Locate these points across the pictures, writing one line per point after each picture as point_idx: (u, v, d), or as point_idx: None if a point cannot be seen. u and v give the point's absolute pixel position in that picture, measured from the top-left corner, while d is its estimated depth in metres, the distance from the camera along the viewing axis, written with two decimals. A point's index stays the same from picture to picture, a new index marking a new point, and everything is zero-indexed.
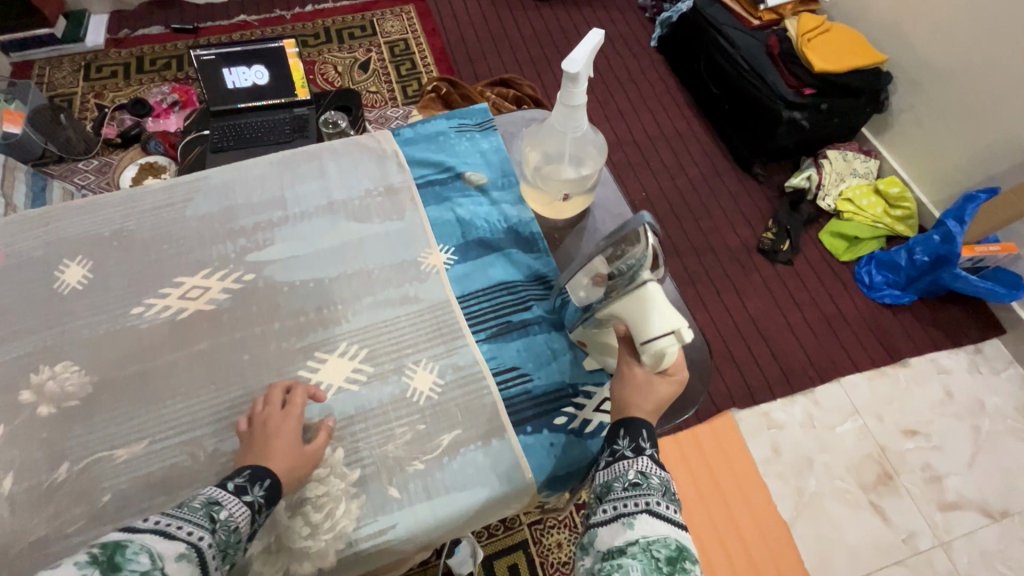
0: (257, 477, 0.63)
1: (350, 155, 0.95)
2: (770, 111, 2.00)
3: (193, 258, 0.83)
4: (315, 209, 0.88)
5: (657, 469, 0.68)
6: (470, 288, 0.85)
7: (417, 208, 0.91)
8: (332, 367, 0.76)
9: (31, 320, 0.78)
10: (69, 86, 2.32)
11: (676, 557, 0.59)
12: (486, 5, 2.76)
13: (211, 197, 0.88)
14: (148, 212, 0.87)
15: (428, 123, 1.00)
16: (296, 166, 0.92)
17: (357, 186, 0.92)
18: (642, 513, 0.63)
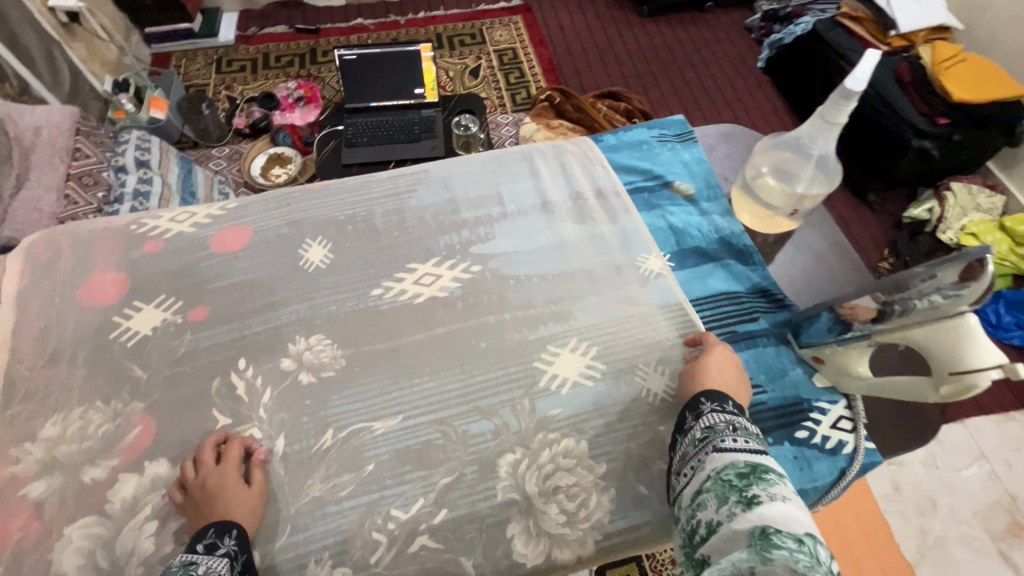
0: (224, 530, 0.70)
1: (557, 159, 1.13)
2: (897, 138, 1.94)
3: (425, 248, 1.00)
4: (526, 208, 1.05)
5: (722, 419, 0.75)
6: (693, 294, 1.00)
7: (629, 214, 1.06)
8: (565, 362, 0.88)
9: (289, 292, 0.96)
10: (202, 77, 2.46)
11: (751, 472, 0.64)
12: (592, 18, 2.80)
13: (431, 190, 1.08)
14: (376, 201, 1.07)
15: (631, 132, 1.21)
16: (509, 166, 1.11)
17: (569, 190, 1.08)
18: (711, 454, 0.70)
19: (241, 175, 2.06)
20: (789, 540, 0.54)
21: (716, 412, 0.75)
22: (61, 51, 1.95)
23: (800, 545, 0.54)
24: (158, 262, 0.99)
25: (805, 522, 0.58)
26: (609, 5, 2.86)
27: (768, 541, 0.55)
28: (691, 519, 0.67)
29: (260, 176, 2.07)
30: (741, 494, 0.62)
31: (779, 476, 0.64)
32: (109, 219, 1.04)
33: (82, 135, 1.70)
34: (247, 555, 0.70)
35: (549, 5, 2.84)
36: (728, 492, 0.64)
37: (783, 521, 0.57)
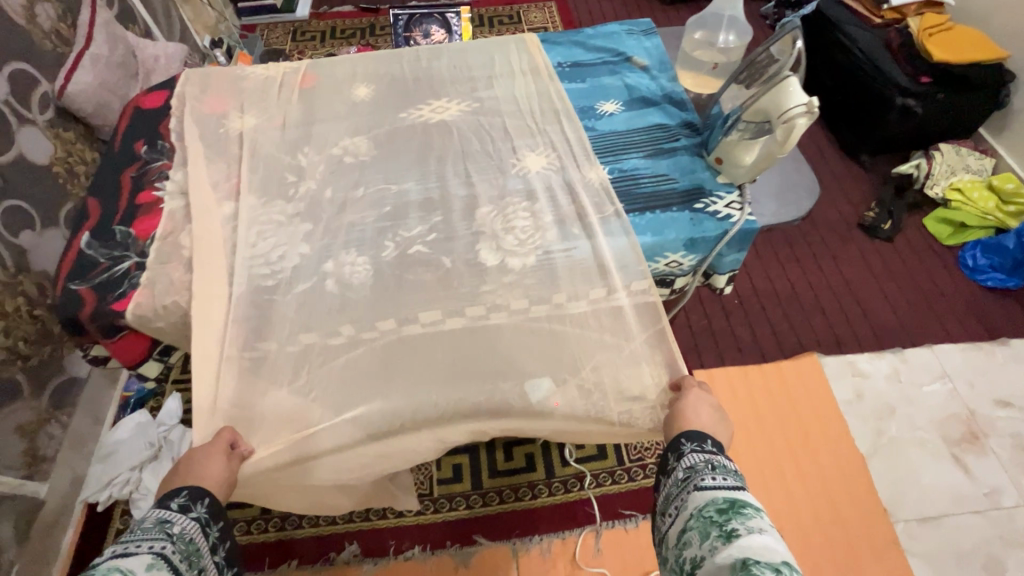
0: (196, 496, 0.69)
1: (488, 44, 1.24)
2: (883, 97, 2.13)
3: (438, 89, 1.15)
4: (513, 69, 1.18)
5: (703, 458, 0.73)
6: (635, 125, 1.07)
7: (555, 81, 1.15)
8: (531, 162, 1.03)
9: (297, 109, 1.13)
10: (280, 43, 2.92)
11: (730, 507, 0.64)
12: (619, 6, 3.11)
13: (437, 54, 1.23)
14: (365, 57, 1.22)
15: (605, 27, 1.27)
16: (457, 44, 1.25)
17: (514, 61, 1.20)
18: (691, 491, 0.68)
19: None
20: (768, 571, 0.55)
21: (696, 451, 0.73)
22: (176, 11, 2.43)
23: (780, 574, 0.55)
24: None
25: (782, 554, 0.59)
26: None
27: (749, 572, 0.56)
28: (676, 560, 0.66)
29: None
30: (722, 528, 0.62)
31: (757, 511, 0.64)
32: None
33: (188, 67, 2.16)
34: (219, 520, 0.70)
35: None
36: (710, 527, 0.64)
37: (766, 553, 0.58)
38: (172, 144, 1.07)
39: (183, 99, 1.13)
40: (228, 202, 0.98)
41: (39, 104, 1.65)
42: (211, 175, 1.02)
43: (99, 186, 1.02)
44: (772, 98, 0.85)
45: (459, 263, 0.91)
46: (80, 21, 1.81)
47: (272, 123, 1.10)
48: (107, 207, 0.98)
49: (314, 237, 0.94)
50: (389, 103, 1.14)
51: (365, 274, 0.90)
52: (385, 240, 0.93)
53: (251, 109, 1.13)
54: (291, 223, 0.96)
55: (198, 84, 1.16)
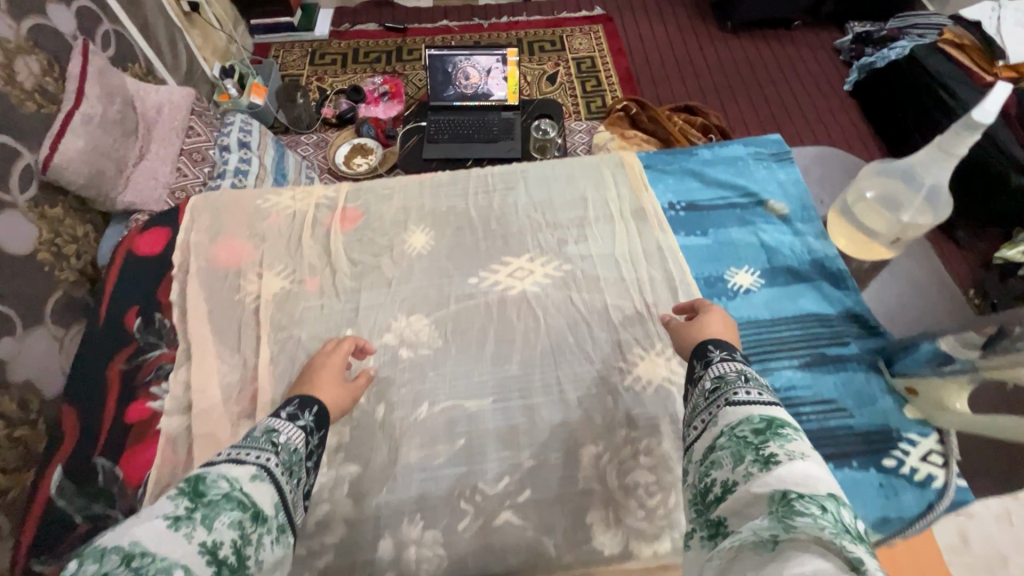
0: (305, 404, 0.78)
1: (575, 169, 1.13)
2: (995, 174, 1.87)
3: (520, 244, 1.02)
4: (608, 212, 1.05)
5: (730, 369, 0.73)
6: (780, 313, 0.95)
7: (667, 233, 1.03)
8: (649, 365, 0.89)
9: None
10: (297, 68, 2.63)
11: (766, 428, 0.62)
12: (673, 31, 2.79)
13: (515, 186, 1.11)
14: (419, 187, 1.11)
15: (725, 148, 1.16)
16: (530, 169, 1.13)
17: (608, 193, 1.08)
18: (726, 407, 0.66)
19: (330, 163, 2.25)
20: (811, 506, 0.51)
21: (725, 362, 0.73)
22: (182, 39, 2.14)
23: (824, 510, 0.51)
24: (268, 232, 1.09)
25: (823, 479, 0.54)
26: (692, 19, 2.85)
27: (790, 506, 0.51)
28: (701, 480, 0.64)
29: (343, 163, 2.25)
30: (760, 453, 0.59)
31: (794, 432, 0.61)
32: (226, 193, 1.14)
33: (195, 115, 1.87)
34: (321, 430, 0.77)
35: (630, 16, 2.85)
36: (745, 451, 0.61)
37: (806, 483, 0.54)
38: (172, 322, 0.96)
39: (189, 250, 1.03)
40: None
41: (20, 181, 1.39)
42: (227, 380, 0.90)
43: (84, 384, 0.92)
44: None
45: (563, 548, 0.77)
46: (69, 74, 1.54)
47: (305, 288, 0.99)
48: (89, 422, 0.88)
49: None
50: (454, 257, 1.01)
51: (435, 564, 0.76)
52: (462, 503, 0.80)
53: (276, 265, 1.01)
54: (333, 466, 0.83)
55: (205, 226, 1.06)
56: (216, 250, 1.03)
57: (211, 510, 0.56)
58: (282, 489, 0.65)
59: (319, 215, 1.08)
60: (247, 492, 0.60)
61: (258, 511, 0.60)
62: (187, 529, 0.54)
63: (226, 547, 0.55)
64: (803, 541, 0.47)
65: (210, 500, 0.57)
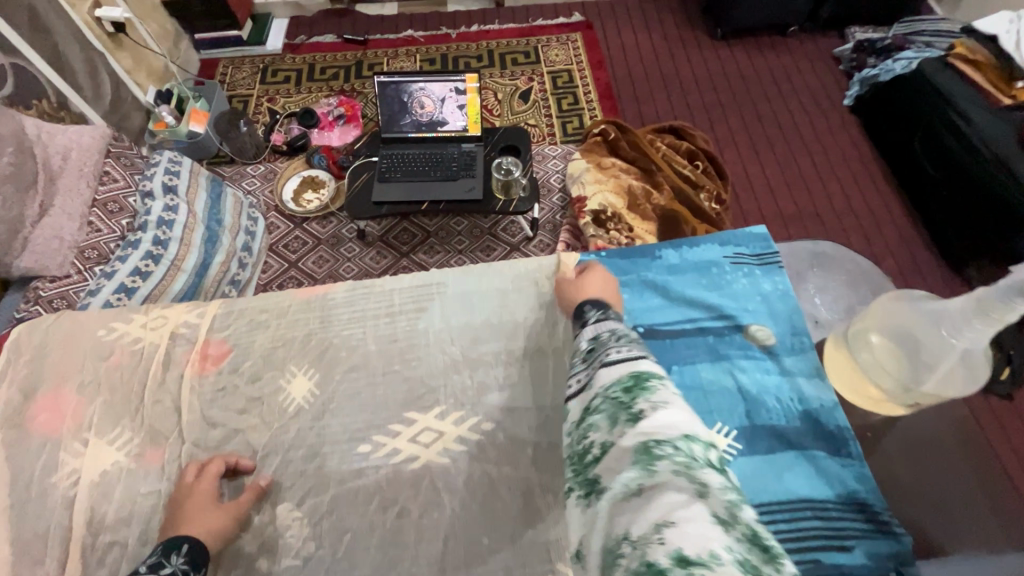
0: (174, 548, 0.79)
1: (500, 289, 1.12)
2: (1013, 212, 1.66)
3: (427, 396, 0.99)
4: (538, 347, 1.04)
5: (604, 333, 0.82)
6: (763, 491, 0.85)
7: None
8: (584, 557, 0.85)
9: None
10: (246, 87, 2.40)
11: (633, 385, 0.70)
12: (659, 40, 2.56)
13: (443, 311, 1.08)
14: (303, 321, 1.08)
15: (700, 251, 1.13)
16: (453, 287, 1.12)
17: (542, 316, 1.07)
18: (600, 369, 0.74)
19: (277, 200, 2.03)
20: (668, 448, 0.59)
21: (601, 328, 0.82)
22: (104, 64, 1.91)
23: (679, 448, 0.59)
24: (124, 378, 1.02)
25: (679, 418, 0.63)
26: (679, 25, 2.61)
27: (652, 453, 0.59)
28: (580, 442, 0.70)
29: (292, 199, 2.04)
30: (629, 409, 0.66)
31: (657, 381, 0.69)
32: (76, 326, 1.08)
33: (111, 157, 1.65)
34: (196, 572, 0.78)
35: (612, 23, 2.62)
36: (618, 410, 0.67)
37: (665, 428, 0.62)
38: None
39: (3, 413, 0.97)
40: None
41: None
42: None
43: None
44: None
45: None
46: None
47: (143, 462, 0.94)
48: None
49: None
50: (335, 415, 0.98)
51: None
52: None
53: (109, 428, 0.97)
54: None
55: (26, 390, 1.00)
56: (36, 412, 0.98)
57: None
58: None
59: (177, 348, 1.05)
60: None
61: None
62: None
63: None
64: (666, 482, 0.55)
65: None
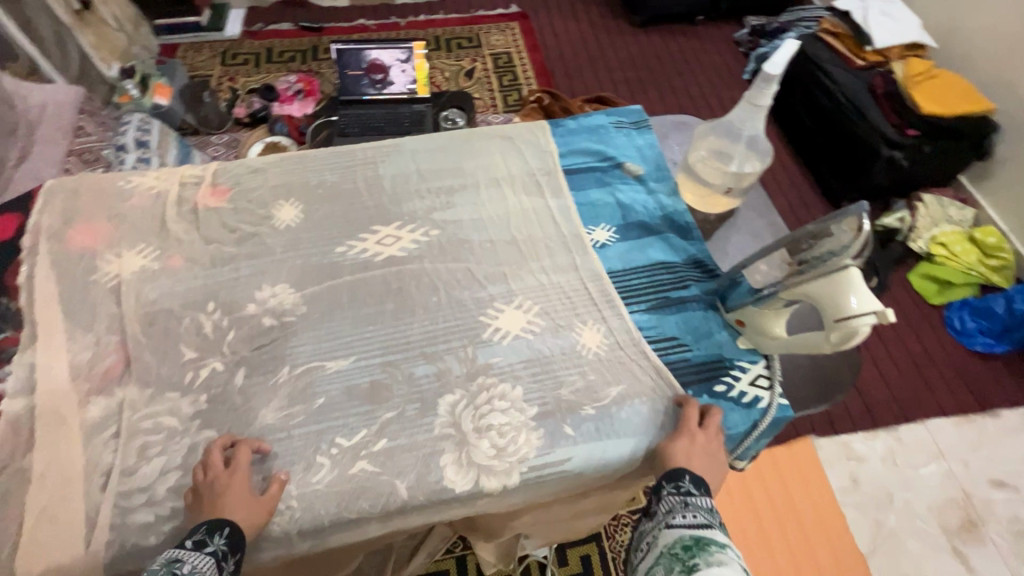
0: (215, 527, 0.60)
1: (401, 144, 1.00)
2: (868, 147, 1.95)
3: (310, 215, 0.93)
4: (460, 183, 0.95)
5: (675, 493, 0.63)
6: (632, 263, 0.87)
7: (504, 192, 0.94)
8: (508, 318, 0.81)
9: (155, 242, 0.85)
10: (207, 68, 2.56)
11: (695, 544, 0.56)
12: (586, 28, 2.89)
13: (399, 162, 0.97)
14: (246, 164, 0.95)
15: (588, 116, 1.06)
16: (313, 153, 0.97)
17: (440, 159, 0.98)
18: (663, 530, 0.59)
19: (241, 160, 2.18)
20: None
21: (672, 489, 0.63)
22: (71, 37, 2.04)
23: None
24: (143, 212, 0.88)
25: None
26: (604, 16, 2.96)
27: None
28: None
29: None
30: (685, 564, 0.54)
31: (724, 545, 0.55)
32: (96, 176, 0.93)
33: (86, 114, 1.78)
34: (240, 552, 0.60)
35: (545, 14, 2.94)
36: (673, 564, 0.55)
37: None
38: (19, 303, 0.78)
39: (40, 232, 0.84)
40: (19, 420, 0.70)
41: None
42: (77, 359, 0.74)
43: None
44: (823, 292, 0.64)
45: (418, 490, 0.68)
46: None
47: (168, 266, 0.83)
48: None
49: (126, 482, 0.67)
50: None
51: (289, 520, 0.65)
52: (318, 456, 0.69)
53: (132, 242, 0.85)
54: (187, 431, 0.71)
55: (62, 206, 0.87)
56: (70, 234, 0.85)
57: None
58: None
59: (187, 192, 0.91)
60: None
61: None
62: None
63: None
64: None
65: None
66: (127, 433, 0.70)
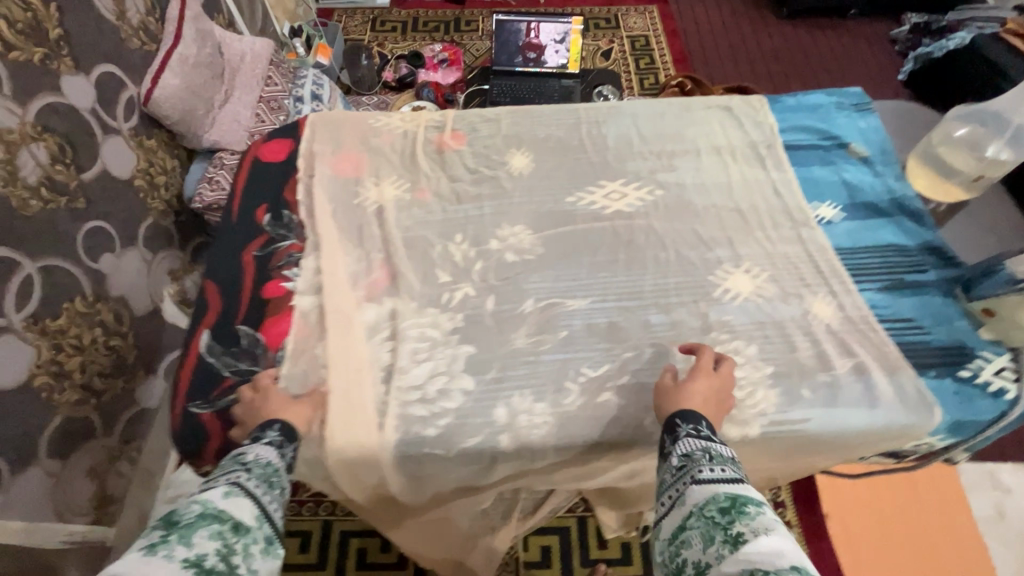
0: (268, 425, 0.65)
1: (621, 109, 1.04)
2: None
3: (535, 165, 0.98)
4: (680, 148, 0.98)
5: (695, 444, 0.59)
6: (861, 242, 0.87)
7: (724, 161, 0.96)
8: (737, 280, 0.83)
9: (406, 177, 0.94)
10: (359, 33, 2.72)
11: (733, 505, 0.50)
12: (727, 15, 2.81)
13: (621, 124, 1.01)
14: (479, 115, 1.02)
15: (808, 95, 1.06)
16: (539, 110, 1.03)
17: (659, 125, 1.01)
18: (688, 487, 0.54)
19: None
20: None
21: (691, 437, 0.59)
22: None
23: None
24: (394, 149, 0.97)
25: (801, 560, 0.45)
26: (748, 5, 2.86)
27: None
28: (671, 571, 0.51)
29: None
30: (728, 534, 0.48)
31: (761, 505, 0.50)
32: (349, 113, 1.03)
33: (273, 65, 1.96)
34: (293, 441, 0.65)
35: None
36: (711, 531, 0.49)
37: (777, 559, 0.45)
38: (300, 217, 0.90)
39: (312, 157, 0.96)
40: (310, 313, 0.80)
41: (125, 111, 1.37)
42: (352, 269, 0.84)
43: (214, 262, 0.86)
44: None
45: (662, 426, 0.72)
46: (170, 16, 1.53)
47: (418, 198, 0.92)
48: (229, 298, 0.82)
49: (401, 379, 0.75)
50: None
51: (545, 432, 0.71)
52: (567, 381, 0.74)
53: (386, 174, 0.94)
54: (448, 344, 0.78)
55: (327, 136, 0.98)
56: (335, 161, 0.95)
57: (188, 528, 0.47)
58: (263, 504, 0.54)
59: (429, 134, 0.99)
60: (223, 507, 0.50)
61: (239, 522, 0.51)
62: (164, 551, 0.44)
63: (212, 560, 0.46)
64: None
65: (186, 522, 0.48)
66: (396, 338, 0.78)
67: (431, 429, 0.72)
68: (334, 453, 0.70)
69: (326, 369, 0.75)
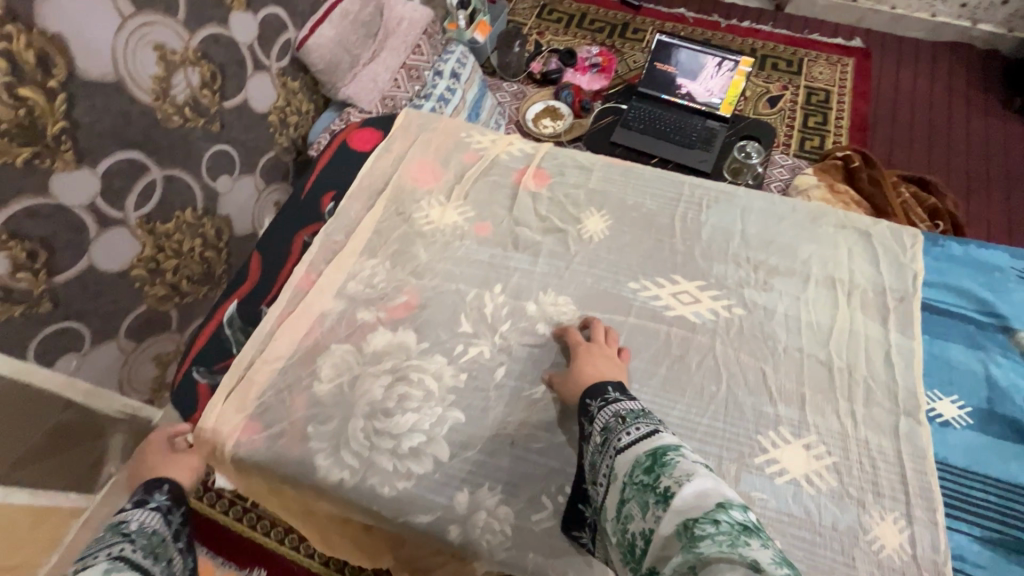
0: (154, 485, 0.70)
1: (736, 196, 0.89)
2: None
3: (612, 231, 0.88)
4: (786, 263, 0.82)
5: (609, 414, 0.59)
6: (979, 467, 0.67)
7: (835, 298, 0.78)
8: (790, 453, 0.68)
9: (473, 205, 0.89)
10: (524, 18, 2.69)
11: (654, 463, 0.50)
12: (941, 89, 2.28)
13: (726, 214, 0.87)
14: (573, 159, 0.94)
15: (985, 249, 0.84)
16: (642, 172, 0.92)
17: (772, 228, 0.85)
18: (615, 459, 0.53)
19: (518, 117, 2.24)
20: (711, 525, 0.42)
21: (604, 408, 0.59)
22: None
23: (722, 525, 0.42)
24: (474, 171, 0.93)
25: (722, 490, 0.46)
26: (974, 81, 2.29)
27: (691, 534, 0.42)
28: (621, 544, 0.50)
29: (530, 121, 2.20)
30: (659, 492, 0.47)
31: (679, 451, 0.51)
32: (446, 120, 1.00)
33: None
34: (183, 505, 0.70)
35: (894, 58, 2.35)
36: (645, 493, 0.49)
37: (701, 501, 0.45)
38: (359, 215, 0.89)
39: (394, 157, 0.94)
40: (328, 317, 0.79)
41: (280, 52, 1.25)
42: (385, 285, 0.82)
43: (271, 238, 0.89)
44: None
45: None
46: None
47: (474, 231, 0.86)
48: (269, 275, 0.85)
49: (380, 420, 0.71)
50: None
51: (498, 541, 0.65)
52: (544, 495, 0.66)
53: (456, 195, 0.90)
54: (440, 402, 0.72)
55: (417, 139, 0.96)
56: (411, 168, 0.93)
57: None
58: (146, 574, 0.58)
59: (512, 164, 0.93)
60: None
61: None
62: None
63: None
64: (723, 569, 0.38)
65: None
66: (393, 375, 0.74)
67: (388, 488, 0.68)
68: (291, 471, 0.69)
69: (318, 382, 0.74)
